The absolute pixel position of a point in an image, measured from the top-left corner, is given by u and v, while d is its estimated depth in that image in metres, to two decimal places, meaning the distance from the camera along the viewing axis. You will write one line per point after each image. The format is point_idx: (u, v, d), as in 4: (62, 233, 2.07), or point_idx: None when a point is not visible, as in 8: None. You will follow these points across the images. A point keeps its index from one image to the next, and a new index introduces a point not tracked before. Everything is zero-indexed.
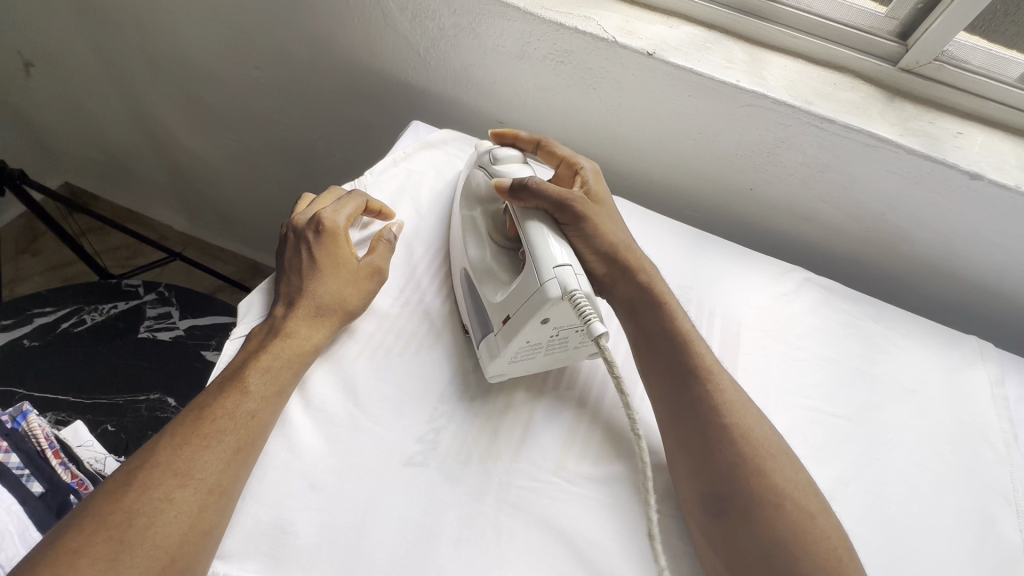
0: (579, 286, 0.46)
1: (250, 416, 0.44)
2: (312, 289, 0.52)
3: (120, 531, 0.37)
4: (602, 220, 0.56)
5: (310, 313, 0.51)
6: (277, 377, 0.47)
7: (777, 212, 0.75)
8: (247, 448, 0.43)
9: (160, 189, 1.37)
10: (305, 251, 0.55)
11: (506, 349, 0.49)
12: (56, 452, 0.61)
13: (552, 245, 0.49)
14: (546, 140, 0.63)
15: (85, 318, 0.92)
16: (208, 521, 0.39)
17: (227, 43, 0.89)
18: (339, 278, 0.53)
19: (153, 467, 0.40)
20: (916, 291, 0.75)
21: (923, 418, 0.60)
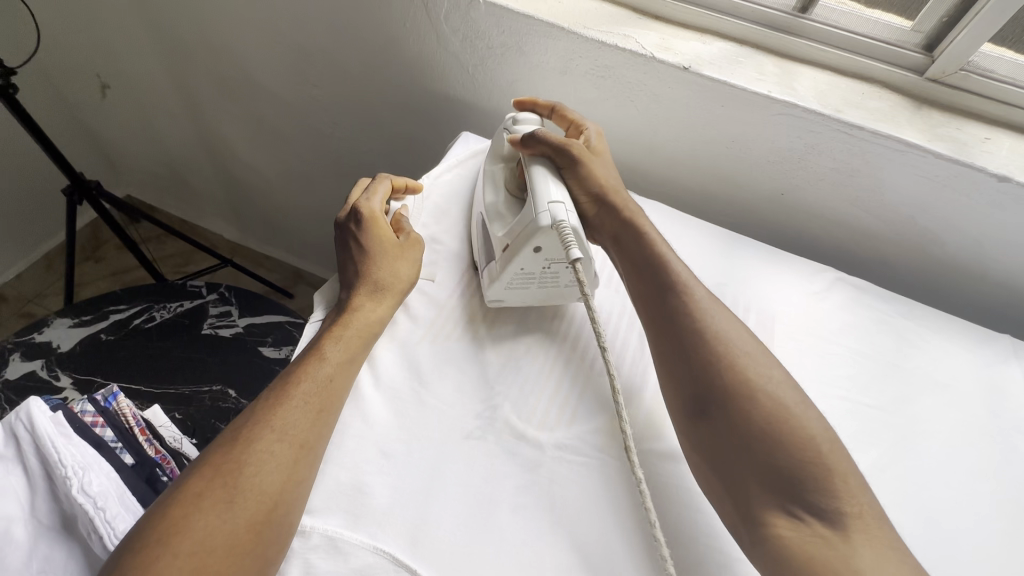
0: (567, 219, 0.53)
1: (329, 380, 0.50)
2: (367, 267, 0.58)
3: (231, 477, 0.43)
4: (594, 169, 0.63)
5: (369, 289, 0.57)
6: (349, 345, 0.53)
7: (808, 215, 0.78)
8: (328, 409, 0.49)
9: (214, 200, 1.47)
10: (352, 240, 0.61)
11: (502, 274, 0.57)
12: (144, 428, 0.69)
13: (549, 185, 0.57)
14: (560, 106, 0.70)
15: (154, 315, 0.99)
16: (300, 471, 0.45)
17: (289, 64, 0.98)
18: (387, 254, 0.60)
19: (254, 425, 0.47)
20: (947, 292, 0.77)
21: (957, 411, 0.62)
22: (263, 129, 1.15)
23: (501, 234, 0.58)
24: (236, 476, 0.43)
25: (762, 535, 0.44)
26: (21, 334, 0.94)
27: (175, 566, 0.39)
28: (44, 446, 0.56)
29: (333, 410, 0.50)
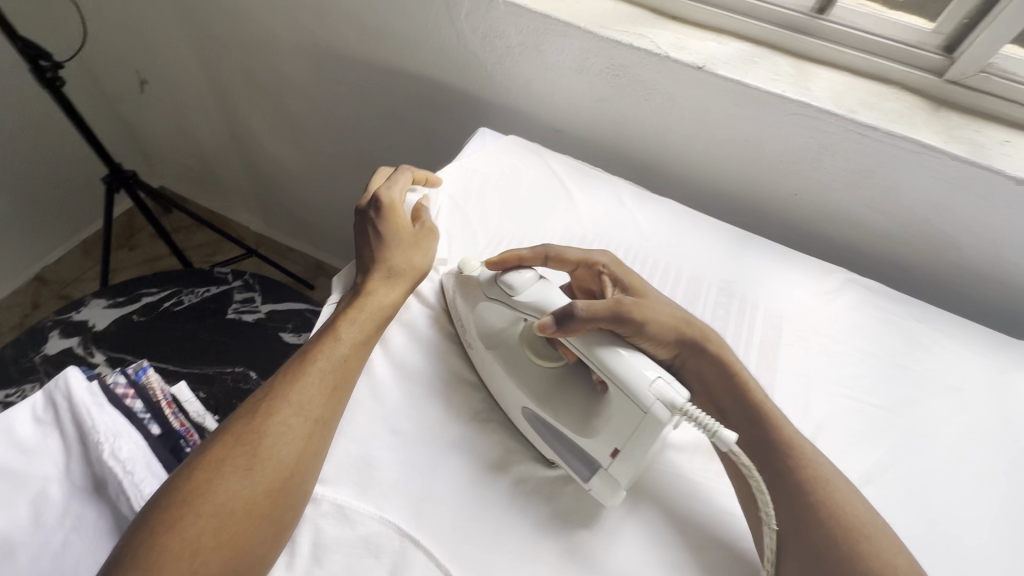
0: (682, 395, 0.45)
1: (343, 359, 0.52)
2: (385, 251, 0.60)
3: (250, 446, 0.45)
4: (658, 316, 0.54)
5: (384, 273, 0.59)
6: (365, 327, 0.55)
7: (821, 216, 0.78)
8: (342, 387, 0.51)
9: (242, 193, 1.52)
10: (370, 227, 0.63)
11: (625, 478, 0.48)
12: (171, 402, 0.72)
13: (628, 361, 0.47)
14: (550, 249, 0.60)
15: (183, 299, 1.04)
16: (315, 444, 0.47)
17: (315, 61, 1.01)
18: (405, 241, 0.62)
19: (271, 399, 0.48)
20: (964, 297, 0.76)
21: (967, 415, 0.61)
22: (291, 125, 1.20)
23: (600, 425, 0.49)
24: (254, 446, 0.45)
25: None
26: (60, 313, 0.99)
27: (199, 525, 0.41)
28: (80, 412, 0.61)
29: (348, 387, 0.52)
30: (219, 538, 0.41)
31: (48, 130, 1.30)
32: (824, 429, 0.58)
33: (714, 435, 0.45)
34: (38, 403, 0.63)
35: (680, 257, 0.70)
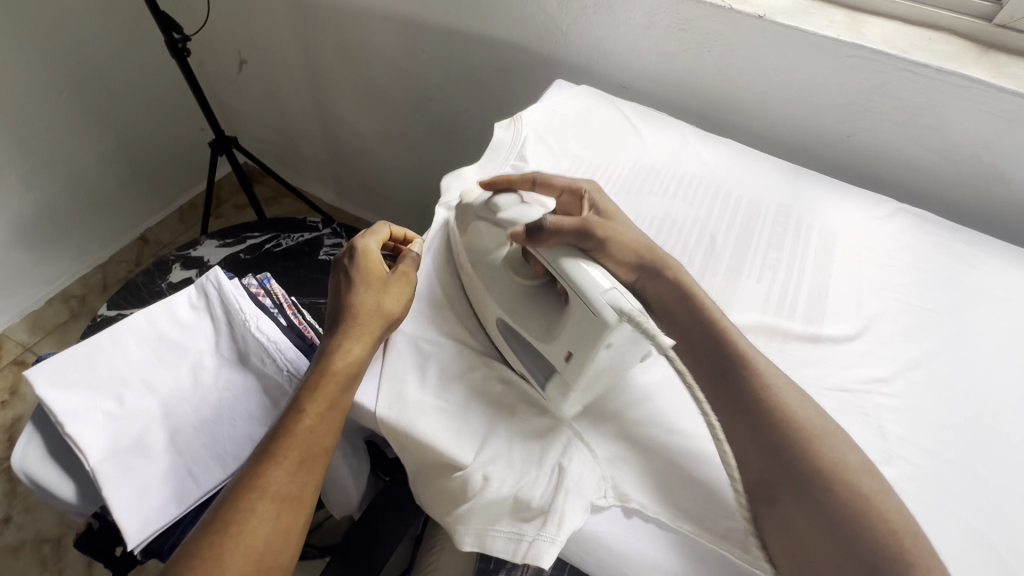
0: (631, 304, 0.46)
1: (335, 391, 0.52)
2: (352, 298, 0.58)
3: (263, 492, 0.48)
4: (621, 236, 0.58)
5: (350, 323, 0.56)
6: (329, 381, 0.52)
7: (873, 157, 0.84)
8: (336, 411, 0.52)
9: (318, 165, 1.67)
10: (343, 274, 0.61)
11: (579, 383, 0.50)
12: (291, 305, 0.81)
13: (589, 273, 0.50)
14: (539, 175, 0.65)
15: (281, 241, 1.17)
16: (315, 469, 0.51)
17: (404, 34, 1.14)
18: (362, 280, 0.59)
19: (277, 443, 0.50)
20: (1014, 231, 0.81)
21: (1013, 320, 0.66)
22: (372, 96, 1.33)
23: (554, 329, 0.53)
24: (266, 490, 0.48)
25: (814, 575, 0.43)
26: (180, 251, 1.15)
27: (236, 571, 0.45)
28: (228, 298, 0.73)
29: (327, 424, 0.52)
30: None
31: (160, 102, 1.49)
32: (876, 323, 0.64)
33: (653, 341, 0.45)
34: (193, 292, 0.75)
35: (740, 184, 0.77)
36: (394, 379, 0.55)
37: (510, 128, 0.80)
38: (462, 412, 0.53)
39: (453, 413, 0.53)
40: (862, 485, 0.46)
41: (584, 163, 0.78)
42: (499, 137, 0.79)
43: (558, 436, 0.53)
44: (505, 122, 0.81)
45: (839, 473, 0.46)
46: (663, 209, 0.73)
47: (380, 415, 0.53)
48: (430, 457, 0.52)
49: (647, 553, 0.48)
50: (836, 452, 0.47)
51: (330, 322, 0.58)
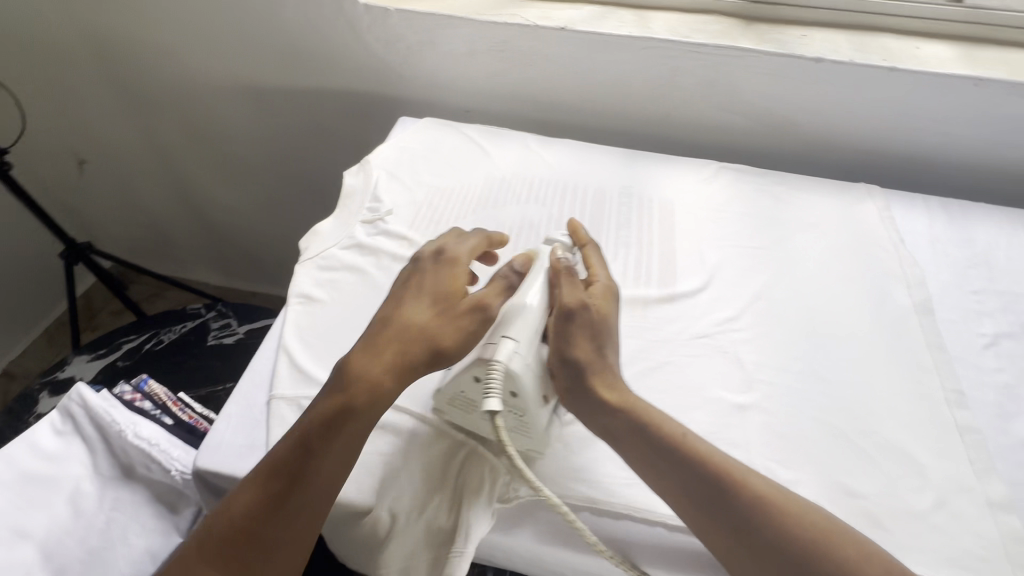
0: (503, 358, 0.49)
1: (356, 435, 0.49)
2: (396, 319, 0.53)
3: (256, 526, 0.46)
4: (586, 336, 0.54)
5: (376, 356, 0.51)
6: (352, 421, 0.49)
7: (692, 130, 0.95)
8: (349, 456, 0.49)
9: (195, 249, 1.58)
10: (415, 285, 0.56)
11: (444, 390, 0.52)
12: (176, 402, 0.78)
13: (517, 316, 0.53)
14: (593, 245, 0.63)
15: (161, 337, 1.09)
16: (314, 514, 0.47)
17: (246, 101, 1.13)
18: (398, 334, 0.52)
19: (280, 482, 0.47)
20: (818, 165, 0.94)
21: (828, 239, 0.77)
22: (230, 168, 1.30)
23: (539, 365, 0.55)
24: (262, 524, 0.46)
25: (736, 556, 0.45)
26: (45, 376, 1.05)
27: None
28: (97, 414, 0.66)
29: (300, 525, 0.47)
30: None
31: None
32: (719, 270, 0.72)
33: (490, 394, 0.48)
34: (54, 418, 0.67)
35: (583, 178, 0.84)
36: None
37: (361, 173, 0.82)
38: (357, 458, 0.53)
39: None
40: (706, 449, 0.49)
41: (439, 190, 0.81)
42: (352, 184, 0.80)
43: (456, 455, 0.53)
44: (355, 168, 0.82)
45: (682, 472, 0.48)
46: (520, 214, 0.78)
47: None
48: (334, 512, 0.51)
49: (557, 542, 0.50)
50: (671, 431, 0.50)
51: (340, 378, 0.51)
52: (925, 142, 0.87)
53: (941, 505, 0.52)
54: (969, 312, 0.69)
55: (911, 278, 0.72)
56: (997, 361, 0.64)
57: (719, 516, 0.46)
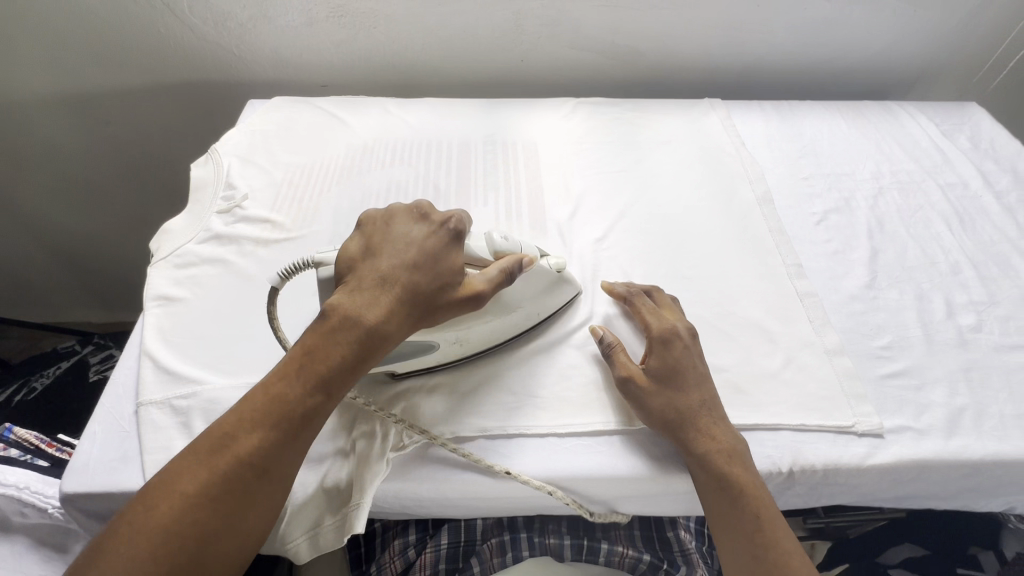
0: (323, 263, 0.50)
1: (318, 414, 0.44)
2: (402, 285, 0.47)
3: (177, 500, 0.39)
4: (676, 395, 0.52)
5: (370, 328, 0.45)
6: (320, 397, 0.44)
7: (548, 71, 0.97)
8: (302, 435, 0.43)
9: (59, 291, 1.35)
10: (426, 255, 0.48)
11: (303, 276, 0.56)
12: (50, 443, 0.71)
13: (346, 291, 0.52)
14: (636, 298, 0.60)
15: (34, 385, 0.98)
16: (253, 498, 0.41)
17: (74, 111, 1.02)
18: (395, 304, 0.46)
19: (224, 455, 0.41)
20: (668, 86, 1.00)
21: (679, 153, 0.83)
22: (72, 191, 1.15)
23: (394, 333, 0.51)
24: (182, 499, 0.39)
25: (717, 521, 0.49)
26: None
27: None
28: None
29: (271, 501, 0.42)
30: None
31: None
32: (586, 197, 0.76)
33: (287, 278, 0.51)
34: None
35: (447, 133, 0.84)
36: (156, 449, 0.50)
37: (209, 163, 0.77)
38: None
39: None
40: (727, 439, 0.51)
41: (298, 167, 0.78)
42: (201, 176, 0.75)
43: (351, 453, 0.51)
44: (202, 159, 0.77)
45: (697, 438, 0.50)
46: (386, 178, 0.77)
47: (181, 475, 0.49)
48: None
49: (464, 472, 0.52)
50: (676, 402, 0.52)
51: (321, 343, 0.44)
52: (752, 52, 0.95)
53: (788, 362, 0.59)
54: (802, 196, 0.77)
55: (752, 175, 0.79)
56: (827, 233, 0.73)
57: (717, 492, 0.49)
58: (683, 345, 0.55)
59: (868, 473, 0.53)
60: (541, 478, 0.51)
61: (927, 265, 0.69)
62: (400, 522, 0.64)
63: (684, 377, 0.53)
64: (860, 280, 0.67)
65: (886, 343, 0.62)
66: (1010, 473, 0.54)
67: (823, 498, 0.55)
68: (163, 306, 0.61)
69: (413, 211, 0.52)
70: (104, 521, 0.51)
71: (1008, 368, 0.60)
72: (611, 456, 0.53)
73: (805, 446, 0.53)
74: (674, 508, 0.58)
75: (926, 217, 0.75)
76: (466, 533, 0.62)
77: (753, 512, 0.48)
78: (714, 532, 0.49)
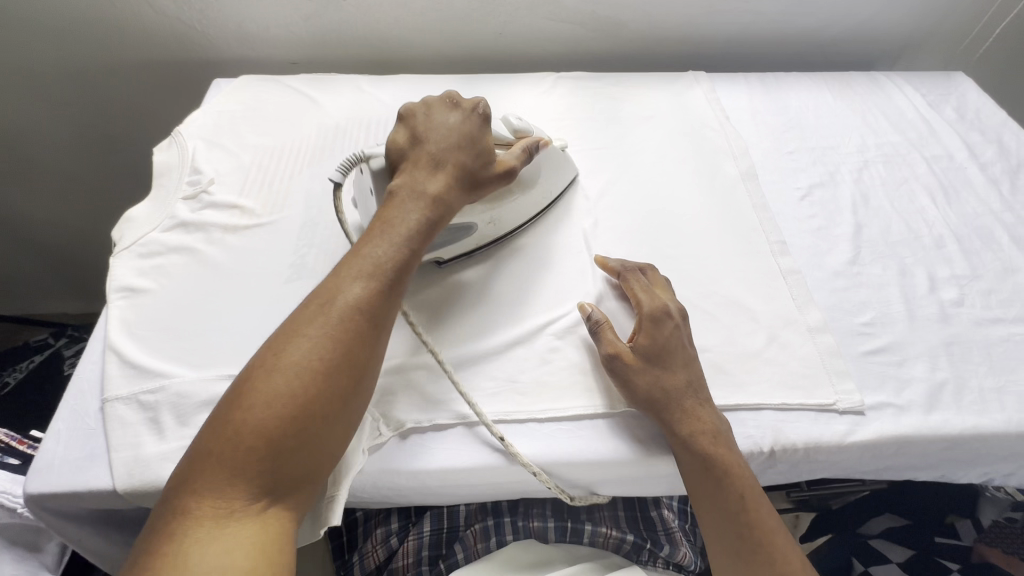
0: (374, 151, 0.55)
1: (409, 268, 0.47)
2: (454, 155, 0.52)
3: (299, 347, 0.41)
4: (661, 375, 0.51)
5: (438, 190, 0.50)
6: (410, 254, 0.47)
7: (528, 44, 0.93)
8: (399, 287, 0.46)
9: (27, 283, 1.30)
10: (473, 133, 0.54)
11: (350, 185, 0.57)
12: (20, 441, 0.69)
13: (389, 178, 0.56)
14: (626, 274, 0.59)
15: (5, 379, 0.95)
16: (370, 340, 0.43)
17: (32, 93, 0.97)
18: (454, 172, 0.51)
19: (335, 306, 0.43)
20: (652, 59, 0.97)
21: (661, 128, 0.80)
22: (36, 178, 1.10)
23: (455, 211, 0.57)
24: (304, 345, 0.41)
25: (701, 505, 0.49)
26: None
27: (249, 425, 0.38)
28: None
29: (380, 347, 0.45)
30: (266, 443, 0.38)
31: None
32: None
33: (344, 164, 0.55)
34: None
35: None
36: (123, 446, 0.49)
37: (173, 147, 0.73)
38: None
39: None
40: (710, 420, 0.50)
41: (267, 149, 0.75)
42: (164, 160, 0.72)
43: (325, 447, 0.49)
44: (165, 142, 0.74)
45: (682, 419, 0.50)
46: None
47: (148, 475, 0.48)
48: None
49: (452, 453, 0.51)
50: (660, 383, 0.51)
51: (398, 210, 0.48)
52: (738, 22, 0.92)
53: (771, 340, 0.59)
54: (786, 170, 0.76)
55: (735, 150, 0.77)
56: (811, 208, 0.72)
57: (702, 477, 0.48)
58: (674, 327, 0.54)
59: (848, 450, 0.53)
60: (532, 460, 0.51)
61: (911, 239, 0.69)
62: (383, 511, 0.63)
63: (670, 357, 0.52)
64: (843, 255, 0.67)
65: (868, 319, 0.61)
66: (988, 445, 0.55)
67: (804, 474, 0.56)
68: (128, 298, 0.59)
69: (444, 99, 0.55)
70: (72, 521, 0.50)
71: (988, 342, 0.60)
72: (593, 440, 0.52)
73: (786, 426, 0.53)
74: (656, 490, 0.57)
75: (910, 189, 0.74)
76: (449, 520, 0.61)
77: (738, 492, 0.48)
78: (698, 516, 0.49)
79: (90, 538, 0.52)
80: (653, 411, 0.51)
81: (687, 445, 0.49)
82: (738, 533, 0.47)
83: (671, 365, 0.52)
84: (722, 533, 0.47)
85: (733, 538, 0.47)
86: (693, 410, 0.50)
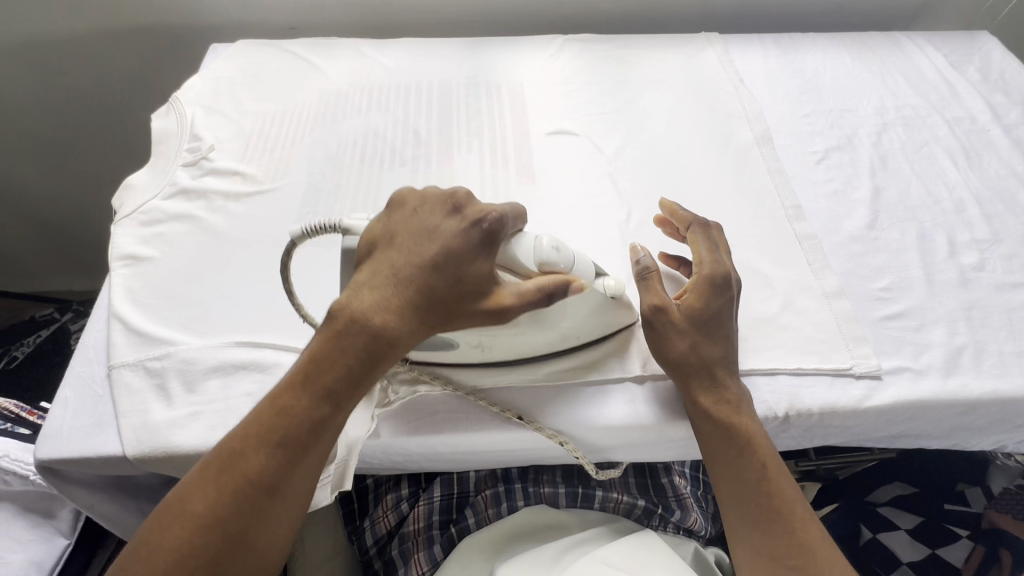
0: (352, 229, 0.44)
1: (326, 432, 0.40)
2: (414, 287, 0.40)
3: (184, 518, 0.36)
4: (697, 343, 0.49)
5: (378, 337, 0.40)
6: (328, 415, 0.39)
7: (534, 6, 0.90)
8: (312, 453, 0.39)
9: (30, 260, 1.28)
10: (452, 254, 0.40)
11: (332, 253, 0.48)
12: (31, 411, 0.70)
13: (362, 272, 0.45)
14: (698, 228, 0.55)
15: (13, 353, 0.95)
16: (267, 512, 0.38)
17: (27, 61, 0.95)
18: (407, 309, 0.40)
19: (233, 474, 0.37)
20: (662, 20, 0.94)
21: (673, 92, 0.78)
22: (35, 151, 1.08)
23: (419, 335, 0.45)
24: (190, 517, 0.37)
25: (717, 471, 0.48)
26: None
27: None
28: None
29: (286, 516, 0.40)
30: None
31: None
32: (575, 141, 0.71)
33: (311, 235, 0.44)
34: None
35: (426, 75, 0.78)
36: (131, 413, 0.48)
37: (171, 113, 0.71)
38: (222, 405, 0.49)
39: (212, 411, 0.49)
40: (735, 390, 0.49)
41: (267, 115, 0.73)
42: (163, 127, 0.70)
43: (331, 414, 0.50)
44: (163, 109, 0.72)
45: (707, 386, 0.49)
46: (363, 124, 0.72)
47: (156, 441, 0.47)
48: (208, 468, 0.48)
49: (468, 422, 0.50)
50: (693, 350, 0.49)
51: (327, 352, 0.40)
52: None
53: (786, 306, 0.57)
54: (802, 134, 0.73)
55: (750, 113, 0.75)
56: (828, 172, 0.69)
57: (721, 444, 0.48)
58: (728, 298, 0.51)
59: (863, 415, 0.52)
60: (553, 427, 0.51)
61: (931, 204, 0.67)
62: (393, 477, 0.64)
63: (711, 325, 0.50)
64: (861, 220, 0.65)
65: (887, 284, 0.60)
66: (1006, 410, 0.54)
67: (818, 439, 0.55)
68: (130, 266, 0.58)
69: (447, 197, 0.43)
70: (83, 487, 0.50)
71: (1009, 307, 0.58)
72: (606, 404, 0.52)
73: (802, 391, 0.52)
74: (668, 455, 0.57)
75: (930, 152, 0.72)
76: (459, 485, 0.61)
77: (759, 463, 0.47)
78: (714, 483, 0.48)
79: (102, 504, 0.52)
80: (680, 376, 0.49)
81: (711, 411, 0.48)
82: (756, 503, 0.46)
83: (709, 334, 0.50)
84: (740, 503, 0.47)
85: (751, 507, 0.46)
86: (721, 378, 0.49)
